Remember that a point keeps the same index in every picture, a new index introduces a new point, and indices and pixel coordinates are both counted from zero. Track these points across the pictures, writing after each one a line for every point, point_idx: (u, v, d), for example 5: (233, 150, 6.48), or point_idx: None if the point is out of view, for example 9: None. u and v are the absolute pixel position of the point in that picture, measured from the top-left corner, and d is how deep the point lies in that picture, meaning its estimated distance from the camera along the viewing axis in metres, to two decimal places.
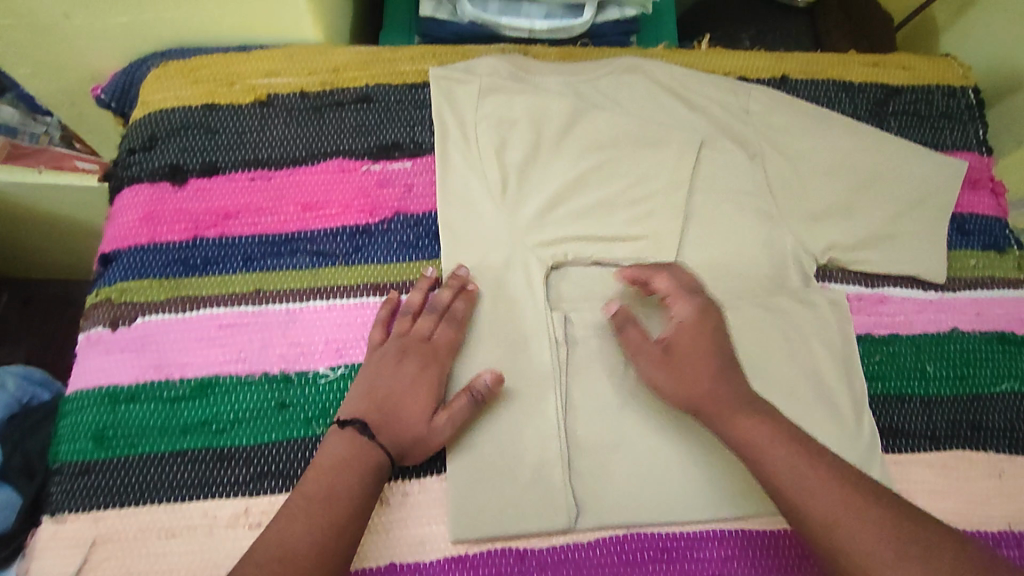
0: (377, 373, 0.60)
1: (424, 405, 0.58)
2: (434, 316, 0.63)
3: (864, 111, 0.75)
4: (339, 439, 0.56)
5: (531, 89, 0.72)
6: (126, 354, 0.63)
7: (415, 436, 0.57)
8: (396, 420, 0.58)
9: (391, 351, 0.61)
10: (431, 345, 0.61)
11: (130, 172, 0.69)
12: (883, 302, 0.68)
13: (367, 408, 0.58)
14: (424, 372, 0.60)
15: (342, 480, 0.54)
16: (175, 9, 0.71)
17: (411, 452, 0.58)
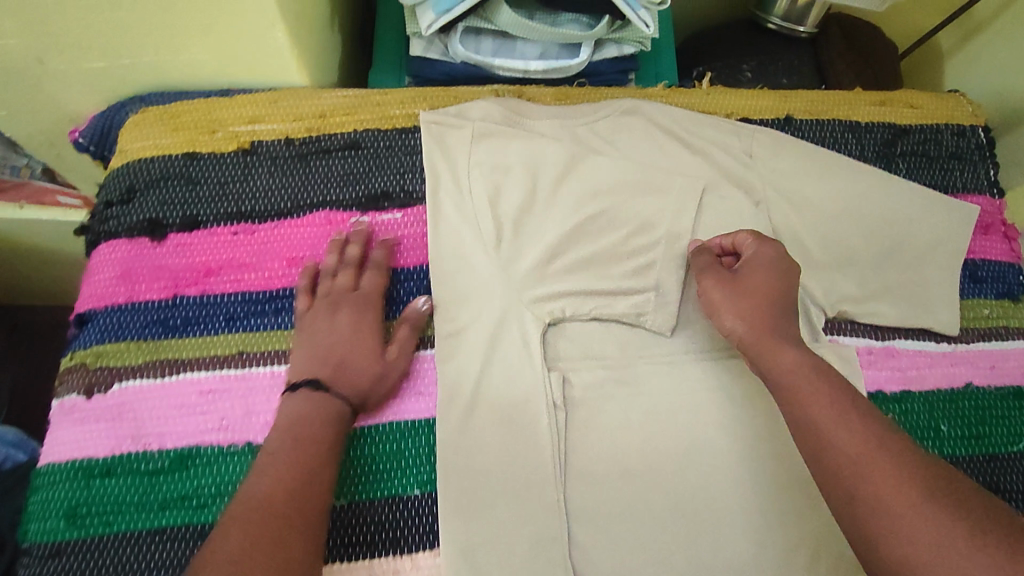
0: (315, 336, 0.60)
1: (371, 347, 0.60)
2: (352, 268, 0.64)
3: (871, 152, 0.72)
4: (295, 398, 0.57)
5: (525, 136, 0.69)
6: (102, 424, 0.60)
7: (371, 377, 0.59)
8: (349, 366, 0.59)
9: (322, 308, 0.61)
10: (361, 294, 0.63)
11: (106, 226, 0.66)
12: (894, 356, 0.65)
13: (319, 368, 0.58)
14: (359, 320, 0.61)
15: (311, 428, 0.55)
16: (152, 54, 0.68)
17: (370, 396, 0.59)
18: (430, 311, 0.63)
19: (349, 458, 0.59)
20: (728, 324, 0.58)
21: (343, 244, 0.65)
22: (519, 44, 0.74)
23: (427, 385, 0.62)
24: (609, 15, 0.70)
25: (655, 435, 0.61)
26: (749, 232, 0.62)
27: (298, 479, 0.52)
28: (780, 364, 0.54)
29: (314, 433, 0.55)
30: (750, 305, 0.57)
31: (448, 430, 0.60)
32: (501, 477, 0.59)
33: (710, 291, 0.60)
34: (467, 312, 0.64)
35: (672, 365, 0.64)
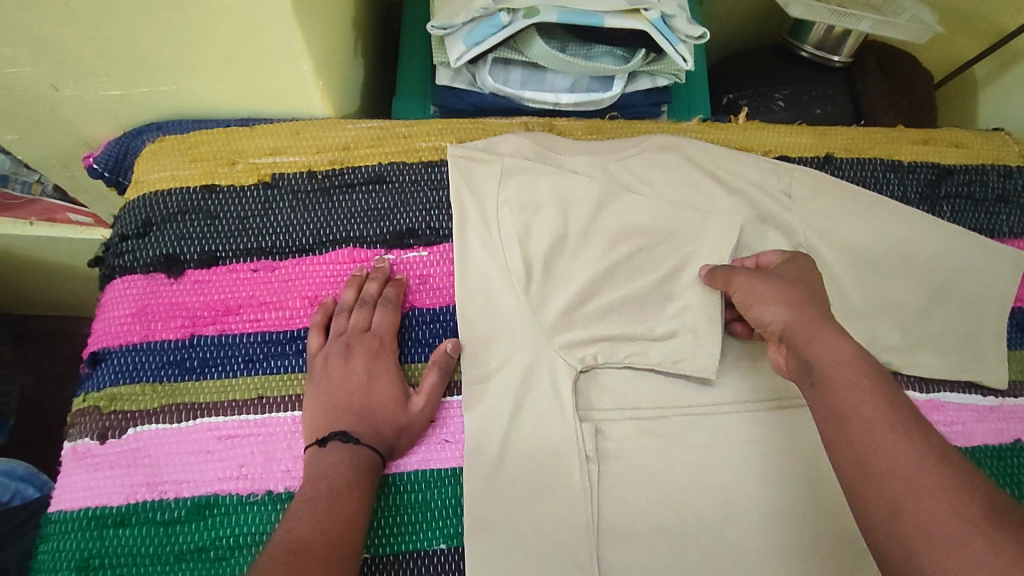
0: (331, 383, 0.58)
1: (392, 391, 0.58)
2: (368, 308, 0.61)
3: (915, 193, 0.70)
4: (320, 452, 0.54)
5: (558, 172, 0.67)
6: (115, 471, 0.57)
7: (397, 427, 0.57)
8: (371, 413, 0.57)
9: (336, 353, 0.59)
10: (374, 334, 0.60)
11: (122, 260, 0.64)
12: (940, 411, 0.62)
13: (341, 418, 0.56)
14: (374, 364, 0.59)
15: (342, 476, 0.52)
16: (171, 83, 0.65)
17: (396, 444, 0.57)
18: (456, 352, 0.61)
19: (377, 509, 0.56)
20: (771, 320, 0.54)
21: (356, 282, 0.63)
22: (549, 74, 0.71)
23: (453, 433, 0.59)
24: (645, 48, 0.68)
25: (687, 483, 0.58)
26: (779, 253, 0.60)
27: (335, 530, 0.49)
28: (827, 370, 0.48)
29: (345, 483, 0.52)
30: (787, 296, 0.53)
31: (475, 484, 0.57)
32: (529, 535, 0.56)
33: (750, 285, 0.56)
34: (496, 357, 0.61)
35: (706, 413, 0.61)
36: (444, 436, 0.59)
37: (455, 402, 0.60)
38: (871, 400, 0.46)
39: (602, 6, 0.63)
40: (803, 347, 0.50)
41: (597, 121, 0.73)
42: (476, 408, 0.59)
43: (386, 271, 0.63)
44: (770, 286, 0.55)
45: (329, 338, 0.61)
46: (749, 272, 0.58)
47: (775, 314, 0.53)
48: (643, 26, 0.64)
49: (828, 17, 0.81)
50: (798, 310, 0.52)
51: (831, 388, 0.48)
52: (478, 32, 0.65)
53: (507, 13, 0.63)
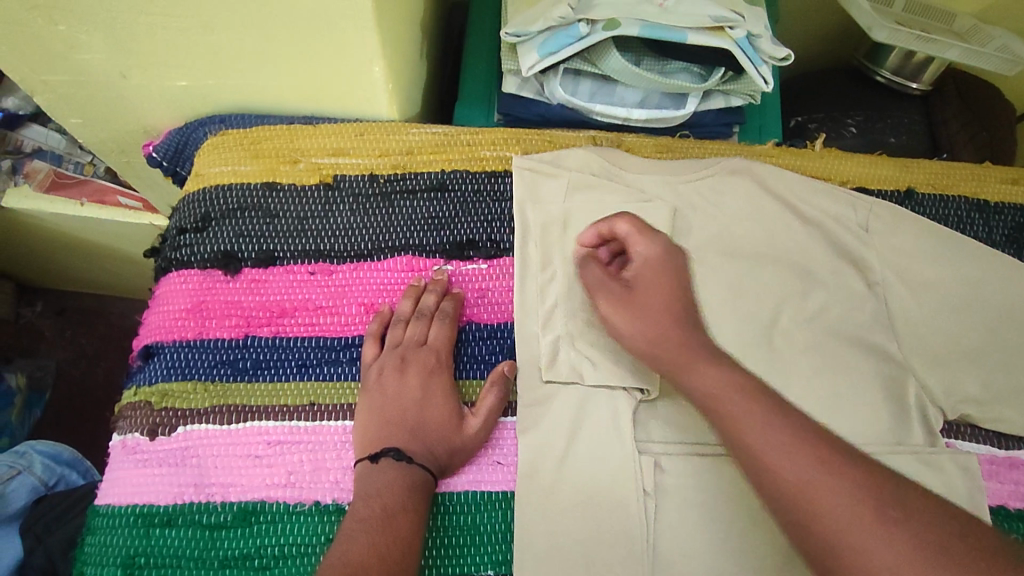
0: (386, 397, 0.57)
1: (447, 408, 0.57)
2: (424, 321, 0.60)
3: (1000, 236, 0.68)
4: (374, 467, 0.53)
5: (626, 193, 0.66)
6: (163, 469, 0.56)
7: (450, 447, 0.55)
8: (425, 430, 0.55)
9: (391, 365, 0.58)
10: (429, 349, 0.59)
11: (178, 254, 0.64)
12: (1019, 469, 0.59)
13: (395, 434, 0.55)
14: (430, 380, 0.58)
15: (398, 498, 0.51)
16: (237, 77, 0.64)
17: (449, 463, 0.55)
18: (513, 374, 0.59)
19: (426, 529, 0.55)
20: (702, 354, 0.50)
21: (415, 293, 0.61)
22: (620, 88, 0.69)
23: (505, 455, 0.58)
24: (724, 67, 0.65)
25: (736, 522, 0.56)
26: (630, 219, 0.58)
27: (392, 556, 0.48)
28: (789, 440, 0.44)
29: (398, 505, 0.50)
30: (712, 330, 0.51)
31: (526, 511, 0.55)
32: (576, 566, 0.54)
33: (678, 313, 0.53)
34: (556, 375, 0.60)
35: None
36: (497, 457, 0.58)
37: (510, 421, 0.59)
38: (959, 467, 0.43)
39: (686, 21, 0.60)
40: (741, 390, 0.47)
41: (666, 139, 0.70)
42: (530, 431, 0.58)
43: (444, 282, 0.62)
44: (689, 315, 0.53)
45: (384, 348, 0.60)
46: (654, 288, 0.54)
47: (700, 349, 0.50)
48: (727, 45, 0.62)
49: (913, 43, 0.78)
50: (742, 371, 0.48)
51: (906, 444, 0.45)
52: (554, 42, 0.62)
53: (586, 24, 0.61)
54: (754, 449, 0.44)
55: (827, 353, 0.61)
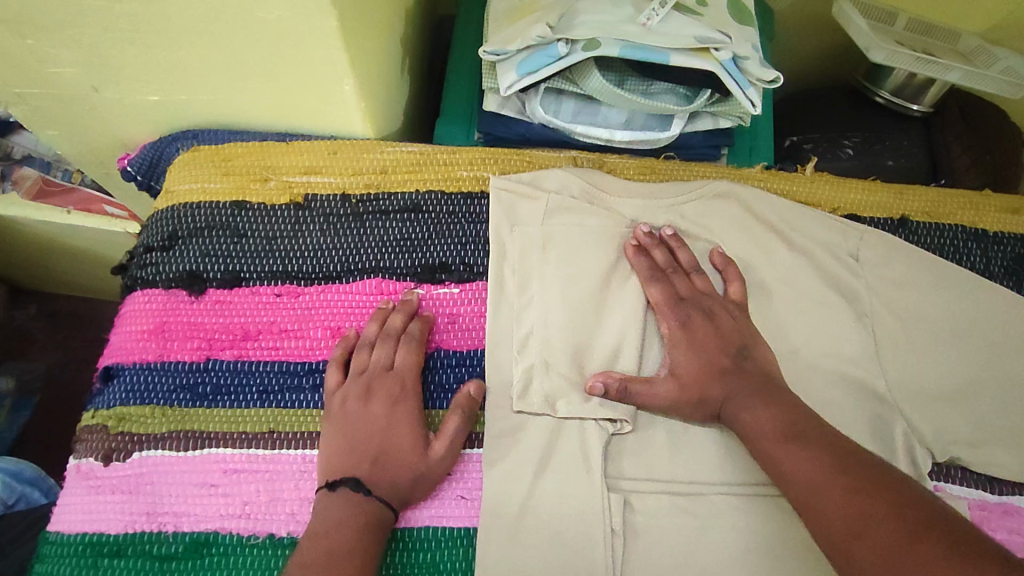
0: (350, 426, 0.54)
1: (411, 437, 0.54)
2: (390, 345, 0.58)
3: (999, 267, 0.65)
4: (329, 499, 0.51)
5: (605, 217, 0.64)
6: (116, 497, 0.54)
7: (413, 477, 0.53)
8: (387, 459, 0.53)
9: (355, 393, 0.56)
10: (395, 375, 0.57)
11: (144, 273, 0.62)
12: (1013, 517, 0.56)
13: (356, 463, 0.53)
14: (396, 409, 0.55)
15: (351, 535, 0.49)
16: (210, 94, 0.63)
17: (411, 494, 0.53)
18: (480, 395, 0.57)
19: (381, 565, 0.53)
20: (713, 395, 0.55)
21: (381, 316, 0.59)
22: (604, 108, 0.66)
23: (469, 489, 0.55)
24: (710, 89, 0.62)
25: (711, 567, 0.53)
26: (662, 289, 0.60)
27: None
28: (799, 488, 0.47)
29: (346, 545, 0.49)
30: (745, 385, 0.54)
31: (487, 549, 0.53)
32: None
33: (685, 356, 0.57)
34: (527, 404, 0.57)
35: (747, 492, 0.56)
36: (460, 492, 0.55)
37: (475, 453, 0.57)
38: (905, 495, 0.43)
39: (669, 42, 0.58)
40: (762, 432, 0.51)
41: (651, 160, 0.68)
42: (495, 465, 0.56)
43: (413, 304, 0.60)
44: (691, 355, 0.57)
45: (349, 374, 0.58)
46: (677, 335, 0.58)
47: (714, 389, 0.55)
48: (711, 66, 0.59)
49: (913, 64, 0.75)
50: (774, 413, 0.52)
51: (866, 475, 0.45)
52: (533, 61, 0.60)
53: (565, 43, 0.59)
54: (778, 465, 0.49)
55: (813, 389, 0.59)
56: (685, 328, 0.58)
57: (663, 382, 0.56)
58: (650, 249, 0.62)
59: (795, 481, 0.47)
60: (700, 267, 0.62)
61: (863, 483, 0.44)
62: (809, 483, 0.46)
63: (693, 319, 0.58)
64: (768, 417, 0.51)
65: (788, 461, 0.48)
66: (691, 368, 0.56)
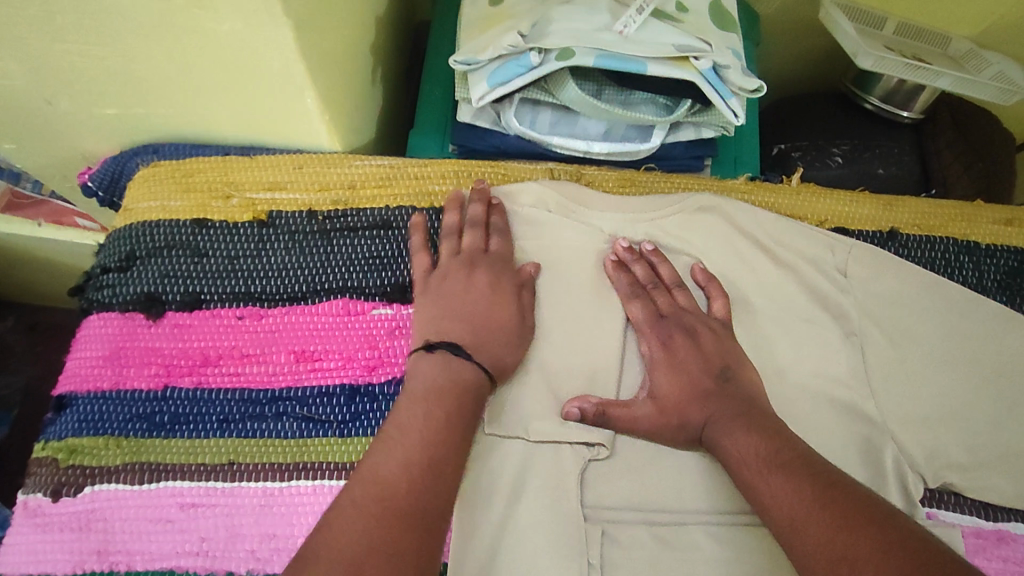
0: (452, 296, 0.54)
1: (508, 309, 0.55)
2: (481, 230, 0.59)
3: (992, 281, 0.62)
4: (431, 359, 0.50)
5: (582, 231, 0.61)
6: (65, 535, 0.52)
7: (511, 333, 0.54)
8: (487, 326, 0.53)
9: (456, 268, 0.56)
10: (494, 255, 0.58)
11: (100, 295, 0.59)
12: (1008, 545, 0.53)
13: (458, 326, 0.52)
14: (496, 278, 0.56)
15: (453, 402, 0.48)
16: (168, 107, 0.60)
17: (509, 355, 0.54)
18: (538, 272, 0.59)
19: None
20: (694, 419, 0.53)
21: (459, 205, 0.60)
22: (582, 118, 0.64)
23: None
24: (690, 99, 0.60)
25: None
26: (644, 310, 0.58)
27: (426, 480, 0.43)
28: (784, 519, 0.44)
29: (445, 416, 0.47)
30: (729, 409, 0.52)
31: None
32: None
33: (666, 376, 0.55)
34: (499, 426, 0.54)
35: (731, 522, 0.53)
36: None
37: None
38: (893, 532, 0.39)
39: (646, 50, 0.56)
40: (746, 460, 0.48)
41: (631, 172, 0.65)
42: (463, 491, 0.52)
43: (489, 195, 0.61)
44: (673, 376, 0.54)
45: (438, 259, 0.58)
46: (659, 356, 0.56)
47: (698, 412, 0.53)
48: (691, 76, 0.57)
49: (902, 71, 0.72)
50: (760, 441, 0.49)
51: (854, 508, 0.42)
52: (504, 71, 0.58)
53: (537, 53, 0.56)
54: (763, 497, 0.46)
55: (801, 411, 0.56)
56: (668, 348, 0.56)
57: (642, 407, 0.54)
58: (630, 265, 0.60)
59: (778, 513, 0.44)
60: (682, 283, 0.59)
61: (850, 516, 0.41)
62: (792, 515, 0.43)
63: (674, 338, 0.56)
64: (753, 443, 0.49)
65: (772, 491, 0.45)
66: (672, 390, 0.54)
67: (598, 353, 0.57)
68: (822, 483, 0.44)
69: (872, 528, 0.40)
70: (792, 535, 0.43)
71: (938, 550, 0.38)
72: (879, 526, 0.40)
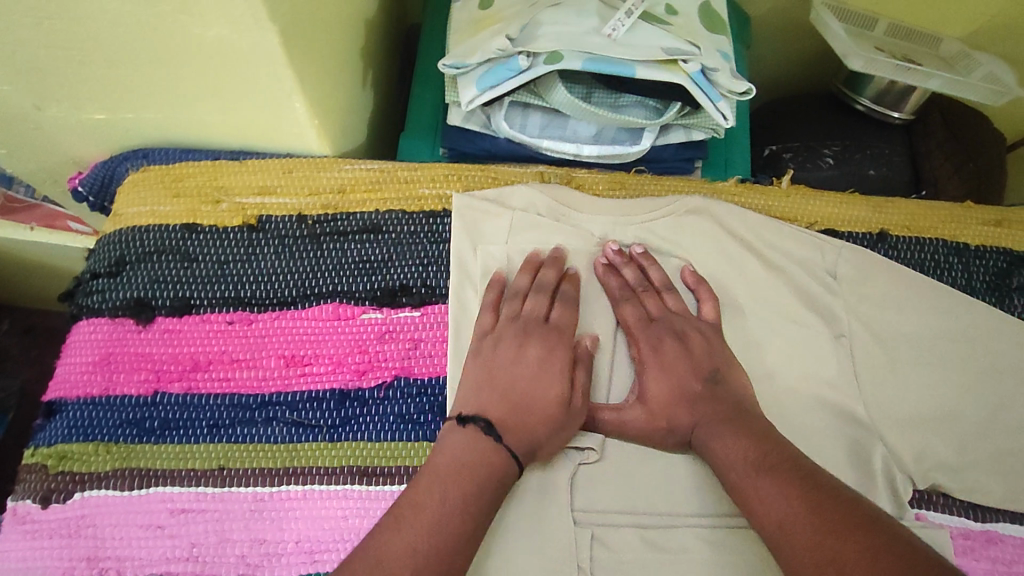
0: (499, 366, 0.53)
1: (557, 389, 0.52)
2: (548, 296, 0.57)
3: (981, 282, 0.62)
4: (462, 436, 0.50)
5: (571, 234, 0.61)
6: (54, 541, 0.52)
7: (552, 422, 0.51)
8: (526, 407, 0.51)
9: (512, 335, 0.55)
10: (553, 327, 0.56)
11: (90, 300, 0.59)
12: (997, 545, 0.54)
13: (496, 404, 0.51)
14: (548, 357, 0.54)
15: (472, 484, 0.47)
16: (157, 112, 0.60)
17: (545, 445, 0.51)
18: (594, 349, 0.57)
19: None
20: (683, 423, 0.53)
21: (533, 266, 0.58)
22: (572, 121, 0.64)
23: None
24: (680, 102, 0.60)
25: None
26: (636, 312, 0.58)
27: (430, 571, 0.43)
28: (772, 525, 0.44)
29: (460, 495, 0.46)
30: (718, 412, 0.52)
31: None
32: None
33: (656, 380, 0.55)
34: None
35: (721, 524, 0.53)
36: None
37: None
38: (880, 537, 0.39)
39: (634, 53, 0.56)
40: (735, 465, 0.48)
41: (621, 175, 0.65)
42: None
43: (560, 259, 0.59)
44: (663, 380, 0.54)
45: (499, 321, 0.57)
46: (649, 360, 0.56)
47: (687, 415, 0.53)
48: (680, 79, 0.57)
49: (892, 72, 0.73)
50: (750, 446, 0.49)
51: (842, 513, 0.42)
52: (493, 75, 0.58)
53: (526, 56, 0.57)
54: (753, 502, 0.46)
55: (790, 414, 0.56)
56: (657, 352, 0.56)
57: (632, 412, 0.54)
58: (620, 268, 0.60)
59: (767, 518, 0.44)
60: (671, 286, 0.59)
61: (838, 521, 0.41)
62: (782, 522, 0.43)
63: (663, 342, 0.56)
64: (742, 447, 0.49)
65: (762, 495, 0.45)
66: (661, 394, 0.54)
67: (589, 359, 0.57)
68: (811, 488, 0.44)
69: (859, 533, 0.40)
70: (781, 540, 0.43)
71: (924, 553, 0.38)
72: (866, 531, 0.40)
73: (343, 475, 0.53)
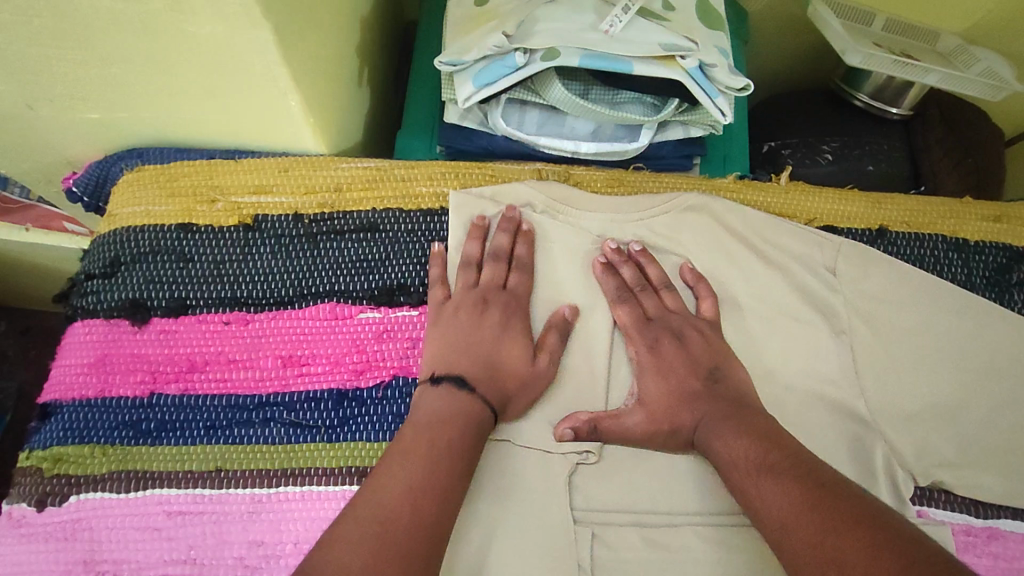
0: (460, 333, 0.54)
1: (519, 349, 0.54)
2: (504, 265, 0.58)
3: (981, 279, 0.62)
4: (438, 393, 0.50)
5: (570, 233, 0.61)
6: (50, 545, 0.51)
7: (521, 381, 0.53)
8: (498, 369, 0.53)
9: (471, 304, 0.55)
10: (510, 293, 0.57)
11: (85, 302, 0.59)
12: (998, 541, 0.53)
13: (466, 365, 0.52)
14: (508, 321, 0.55)
15: (458, 431, 0.48)
16: (152, 111, 0.60)
17: (515, 400, 0.53)
18: (574, 317, 0.58)
19: None
20: (683, 420, 0.53)
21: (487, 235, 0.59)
22: (569, 118, 0.63)
23: None
24: (678, 98, 0.60)
25: None
26: (632, 312, 0.57)
27: (428, 508, 0.43)
28: (774, 522, 0.44)
29: (448, 437, 0.47)
30: (719, 411, 0.52)
31: None
32: None
33: (655, 378, 0.54)
34: None
35: (722, 523, 0.53)
36: None
37: None
38: (882, 531, 0.39)
39: (632, 49, 0.55)
40: (736, 463, 0.48)
41: (619, 172, 0.65)
42: None
43: (515, 221, 0.60)
44: (662, 377, 0.54)
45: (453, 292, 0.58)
46: (648, 358, 0.56)
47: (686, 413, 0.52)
48: (678, 75, 0.56)
49: (891, 67, 0.72)
50: (751, 443, 0.48)
51: (844, 509, 0.41)
52: (489, 72, 0.57)
53: (522, 53, 0.56)
54: (755, 500, 0.46)
55: (790, 410, 0.56)
56: (657, 348, 0.55)
57: (632, 411, 0.54)
58: (618, 266, 0.59)
59: (769, 515, 0.44)
60: (670, 284, 0.59)
61: (839, 517, 0.41)
62: (784, 518, 0.43)
63: (662, 340, 0.56)
64: (742, 444, 0.49)
65: (764, 494, 0.45)
66: (661, 391, 0.54)
67: (588, 358, 0.57)
68: (813, 484, 0.44)
69: (861, 529, 0.40)
70: (784, 538, 0.43)
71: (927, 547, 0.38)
72: (869, 525, 0.40)
73: (341, 475, 0.53)
